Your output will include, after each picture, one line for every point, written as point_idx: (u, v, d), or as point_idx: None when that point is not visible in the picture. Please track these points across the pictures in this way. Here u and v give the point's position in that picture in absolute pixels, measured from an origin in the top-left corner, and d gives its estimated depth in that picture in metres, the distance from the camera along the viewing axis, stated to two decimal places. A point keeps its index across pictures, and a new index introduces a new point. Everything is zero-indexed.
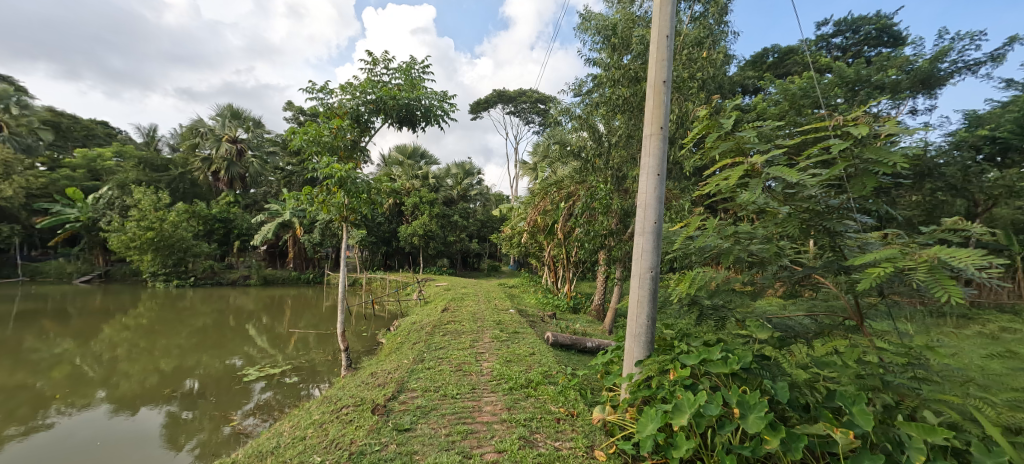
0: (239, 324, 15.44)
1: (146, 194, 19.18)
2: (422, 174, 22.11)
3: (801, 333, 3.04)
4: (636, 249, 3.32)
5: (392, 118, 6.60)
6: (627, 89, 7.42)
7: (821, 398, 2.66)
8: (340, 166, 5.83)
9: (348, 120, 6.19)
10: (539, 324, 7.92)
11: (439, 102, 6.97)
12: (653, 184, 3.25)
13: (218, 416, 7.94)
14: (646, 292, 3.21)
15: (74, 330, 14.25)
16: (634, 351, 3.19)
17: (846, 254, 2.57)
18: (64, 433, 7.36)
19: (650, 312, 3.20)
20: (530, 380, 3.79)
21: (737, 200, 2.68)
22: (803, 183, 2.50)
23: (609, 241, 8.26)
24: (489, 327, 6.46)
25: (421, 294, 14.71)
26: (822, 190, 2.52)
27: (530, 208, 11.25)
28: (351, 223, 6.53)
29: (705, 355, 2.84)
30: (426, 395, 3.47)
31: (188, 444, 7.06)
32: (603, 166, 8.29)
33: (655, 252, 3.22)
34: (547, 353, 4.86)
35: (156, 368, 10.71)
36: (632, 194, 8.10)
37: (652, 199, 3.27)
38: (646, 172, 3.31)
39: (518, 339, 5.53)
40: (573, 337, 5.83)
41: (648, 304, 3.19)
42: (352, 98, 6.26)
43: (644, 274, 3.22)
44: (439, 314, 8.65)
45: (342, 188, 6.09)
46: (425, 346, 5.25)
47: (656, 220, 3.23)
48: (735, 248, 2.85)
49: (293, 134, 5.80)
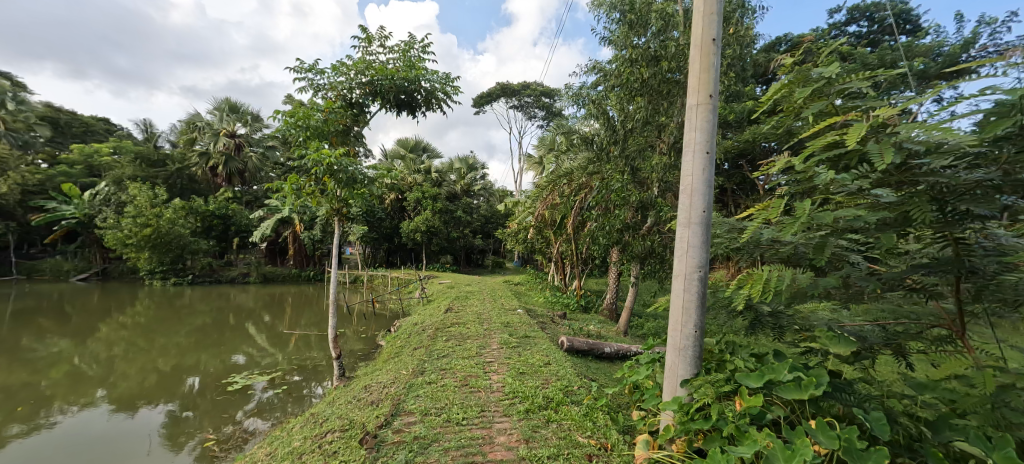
0: (239, 323, 14.96)
1: (142, 190, 18.68)
2: (423, 169, 21.53)
3: (879, 345, 2.51)
4: (678, 243, 2.74)
5: (390, 102, 6.05)
6: (647, 69, 6.77)
7: (931, 435, 2.12)
8: (328, 151, 5.19)
9: (339, 103, 5.61)
10: (550, 325, 7.37)
11: (440, 84, 6.41)
12: (701, 164, 2.66)
13: (215, 418, 7.40)
14: (693, 297, 2.62)
15: (70, 329, 13.79)
16: (678, 368, 2.61)
17: (975, 250, 2.02)
18: (60, 434, 6.86)
19: (699, 320, 2.61)
20: (550, 399, 3.21)
21: (829, 178, 2.09)
22: (942, 149, 1.86)
23: (625, 237, 7.52)
24: (497, 331, 5.86)
25: (423, 292, 14.20)
26: (963, 163, 1.88)
27: (538, 201, 10.67)
28: (343, 217, 5.90)
29: (773, 377, 2.33)
30: (426, 420, 2.89)
31: (189, 443, 6.54)
32: (618, 155, 7.64)
33: (703, 247, 2.63)
34: (565, 361, 4.32)
35: (154, 368, 10.22)
36: (652, 186, 7.42)
37: (699, 182, 2.67)
38: (692, 150, 2.72)
39: (531, 345, 4.96)
40: (591, 342, 5.29)
41: (696, 310, 2.61)
42: (344, 78, 5.69)
43: (691, 274, 2.63)
44: (442, 314, 8.13)
45: (333, 178, 5.44)
46: (426, 354, 4.69)
47: (705, 207, 2.64)
48: (830, 241, 2.25)
49: (278, 116, 5.20)
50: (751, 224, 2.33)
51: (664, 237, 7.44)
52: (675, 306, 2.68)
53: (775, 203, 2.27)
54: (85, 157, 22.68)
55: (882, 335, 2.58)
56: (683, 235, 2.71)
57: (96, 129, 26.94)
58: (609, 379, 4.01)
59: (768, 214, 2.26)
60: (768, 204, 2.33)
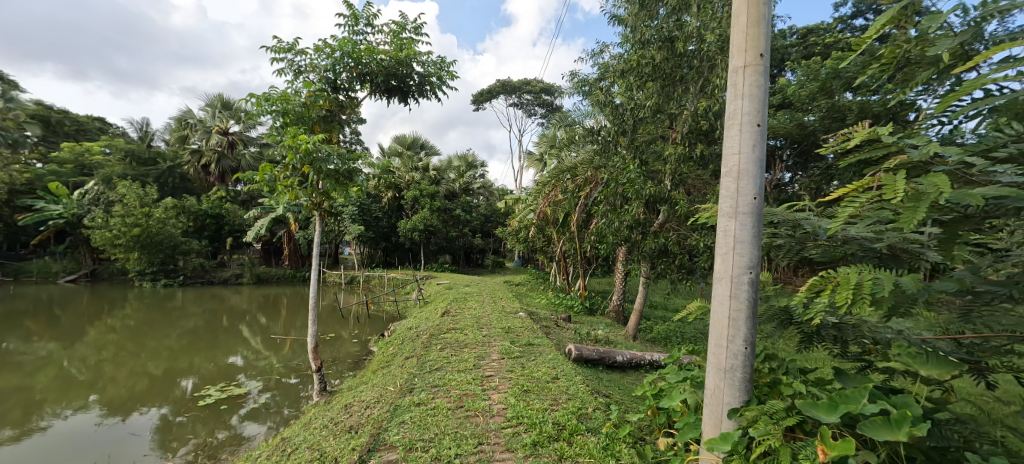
0: (232, 325, 14.47)
1: (132, 188, 18.15)
2: (422, 166, 20.98)
3: (965, 366, 2.03)
4: (721, 236, 2.22)
5: (378, 87, 5.56)
6: (659, 52, 6.29)
7: None
8: (305, 136, 4.63)
9: (320, 85, 5.05)
10: (554, 330, 6.85)
11: (435, 68, 5.90)
12: (750, 140, 2.15)
13: (200, 425, 6.73)
14: (742, 305, 2.10)
15: (56, 332, 13.29)
16: (723, 394, 2.11)
17: None
18: (49, 437, 6.35)
19: (749, 335, 2.09)
20: (561, 427, 2.69)
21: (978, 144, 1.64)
22: None
23: (635, 235, 6.96)
24: (498, 338, 5.29)
25: (421, 293, 13.66)
26: None
27: (540, 198, 10.17)
28: (325, 212, 5.32)
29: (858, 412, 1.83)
30: (412, 460, 2.36)
31: (181, 448, 6.04)
32: (627, 146, 7.12)
33: (754, 242, 2.12)
34: (575, 375, 3.77)
35: (144, 371, 9.71)
36: (663, 178, 6.88)
37: (748, 161, 2.15)
38: (738, 123, 2.20)
39: (536, 355, 4.43)
40: (601, 350, 4.83)
41: (746, 322, 2.09)
42: (329, 59, 5.19)
43: (739, 276, 2.11)
44: (439, 318, 7.61)
45: (313, 167, 4.88)
46: (417, 366, 4.14)
47: (757, 193, 2.12)
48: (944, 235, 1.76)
49: (252, 100, 4.66)
50: (841, 211, 1.84)
51: (677, 234, 6.93)
52: (719, 317, 2.16)
53: (877, 179, 1.78)
54: (76, 157, 22.18)
55: (959, 347, 2.12)
56: (726, 228, 2.20)
57: (89, 128, 26.29)
58: (629, 397, 3.50)
59: (865, 196, 1.77)
60: (869, 181, 1.83)
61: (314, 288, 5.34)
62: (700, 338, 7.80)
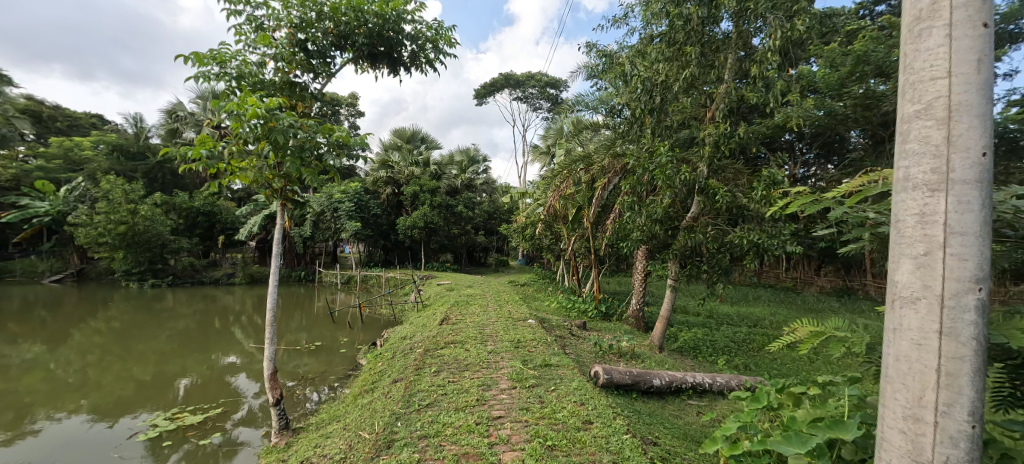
0: (224, 326, 13.59)
1: (119, 184, 17.24)
2: (422, 161, 19.99)
3: None
4: (912, 225, 1.27)
5: (362, 51, 4.61)
6: (698, 10, 5.28)
7: None
8: (257, 101, 3.60)
9: (282, 44, 4.09)
10: (569, 341, 5.97)
11: (430, 30, 4.94)
12: (968, 48, 1.19)
13: (133, 460, 5.09)
14: (965, 349, 1.16)
15: (43, 334, 12.42)
16: None
17: None
18: (28, 447, 5.54)
19: (976, 398, 1.15)
20: None
21: None
22: None
23: (662, 232, 6.03)
24: (507, 357, 4.35)
25: (420, 295, 12.71)
26: None
27: (549, 191, 9.19)
28: (288, 200, 4.36)
29: None
30: None
31: (171, 455, 5.22)
32: (653, 127, 6.14)
33: (986, 238, 1.15)
34: (613, 416, 2.79)
35: (131, 375, 8.80)
36: (698, 163, 5.91)
37: (966, 90, 1.20)
38: (947, 26, 1.23)
39: (556, 383, 3.47)
40: (635, 373, 3.91)
41: (973, 380, 1.15)
42: (298, 14, 4.24)
43: (958, 295, 1.16)
44: (439, 326, 6.71)
45: (271, 142, 3.82)
46: (402, 401, 3.13)
47: (987, 147, 1.16)
48: None
49: (190, 57, 3.61)
50: None
51: (715, 230, 5.94)
52: (915, 369, 1.23)
53: None
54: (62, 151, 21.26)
55: None
56: (920, 207, 1.25)
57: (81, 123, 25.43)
58: (693, 451, 2.62)
59: None
60: None
61: (276, 282, 4.18)
62: (735, 349, 6.80)
